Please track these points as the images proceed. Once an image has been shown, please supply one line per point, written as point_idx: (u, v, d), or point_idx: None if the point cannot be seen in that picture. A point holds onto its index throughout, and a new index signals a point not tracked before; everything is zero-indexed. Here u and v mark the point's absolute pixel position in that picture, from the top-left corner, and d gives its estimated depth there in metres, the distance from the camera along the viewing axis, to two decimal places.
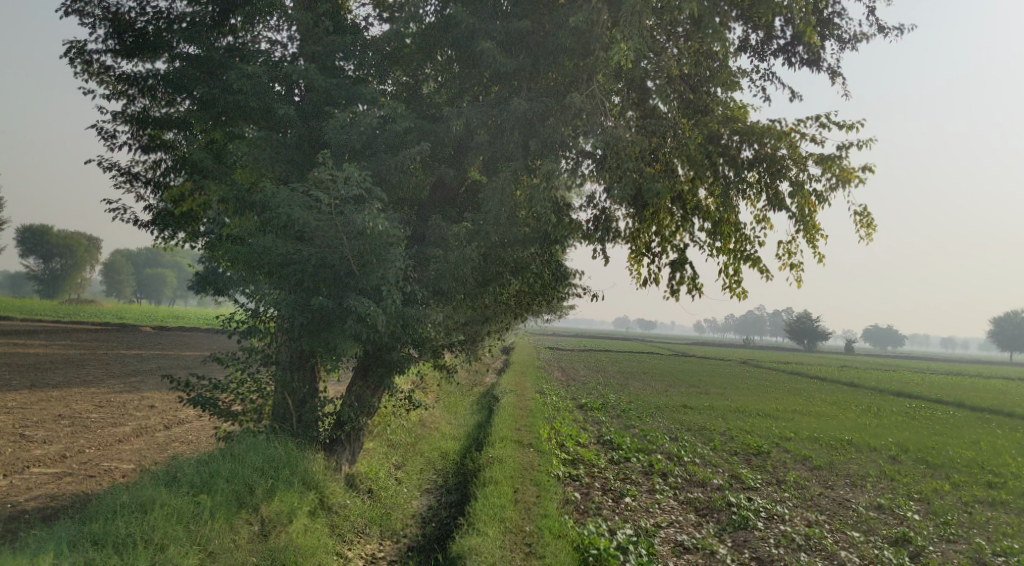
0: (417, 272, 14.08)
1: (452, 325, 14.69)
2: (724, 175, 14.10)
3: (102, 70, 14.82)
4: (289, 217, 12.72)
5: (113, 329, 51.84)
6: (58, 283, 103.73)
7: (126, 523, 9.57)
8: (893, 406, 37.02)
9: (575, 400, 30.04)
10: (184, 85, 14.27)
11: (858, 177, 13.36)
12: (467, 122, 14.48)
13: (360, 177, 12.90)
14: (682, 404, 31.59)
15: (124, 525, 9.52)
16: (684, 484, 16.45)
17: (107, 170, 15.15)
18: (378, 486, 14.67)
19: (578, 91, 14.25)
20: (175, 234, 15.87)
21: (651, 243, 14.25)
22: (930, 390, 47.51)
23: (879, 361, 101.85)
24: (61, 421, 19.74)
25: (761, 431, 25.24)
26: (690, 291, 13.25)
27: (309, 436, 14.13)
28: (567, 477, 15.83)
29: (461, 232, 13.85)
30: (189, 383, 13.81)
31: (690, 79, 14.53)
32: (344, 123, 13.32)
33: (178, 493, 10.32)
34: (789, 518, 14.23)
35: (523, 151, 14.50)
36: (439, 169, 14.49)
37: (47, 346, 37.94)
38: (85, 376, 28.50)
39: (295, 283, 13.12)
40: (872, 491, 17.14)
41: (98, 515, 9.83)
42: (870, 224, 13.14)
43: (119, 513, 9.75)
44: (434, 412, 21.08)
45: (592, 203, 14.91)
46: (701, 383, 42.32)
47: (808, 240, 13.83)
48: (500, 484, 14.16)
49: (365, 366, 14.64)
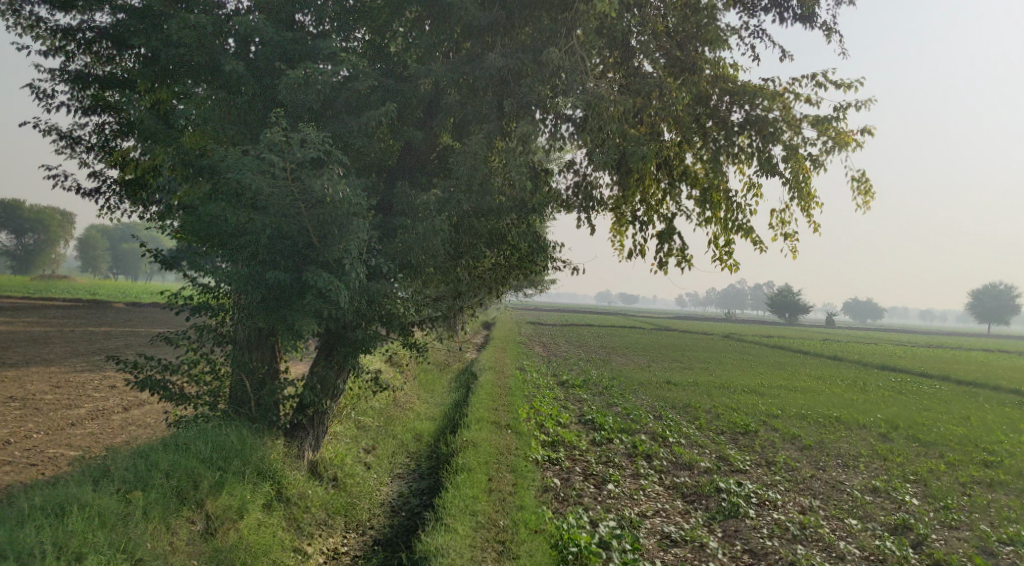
0: (383, 243, 12.97)
1: (423, 300, 13.66)
2: (714, 139, 13.14)
3: (35, 23, 12.92)
4: (240, 182, 11.54)
5: (84, 306, 50.22)
6: (36, 258, 101.62)
7: (38, 529, 8.52)
8: (879, 380, 36.53)
9: (556, 377, 29.16)
10: (127, 38, 12.80)
11: (856, 140, 12.49)
12: (436, 80, 13.29)
13: (318, 139, 11.74)
14: (666, 380, 30.82)
15: (36, 531, 8.48)
16: (670, 467, 15.65)
17: (45, 134, 13.54)
18: (344, 473, 13.66)
19: (557, 46, 13.08)
20: (122, 204, 14.34)
21: (636, 212, 13.31)
22: (914, 365, 47.21)
23: (860, 334, 102.13)
24: (11, 404, 18.44)
25: (747, 408, 24.50)
26: (679, 264, 12.42)
27: (269, 421, 13.01)
28: (546, 461, 14.96)
29: (430, 199, 12.79)
30: (137, 364, 12.66)
31: (679, 35, 13.41)
32: (300, 81, 12.10)
33: (107, 492, 9.32)
34: (781, 505, 13.47)
35: (498, 113, 13.35)
36: (407, 131, 13.32)
37: (11, 323, 36.52)
38: (46, 355, 27.14)
39: (249, 255, 11.98)
40: (866, 473, 16.43)
41: (9, 518, 8.77)
42: (869, 191, 12.37)
43: (33, 517, 8.70)
44: (407, 392, 20.10)
45: (573, 169, 13.90)
46: (684, 357, 41.66)
47: (803, 208, 13.01)
48: (474, 472, 13.27)
49: (330, 345, 13.58)
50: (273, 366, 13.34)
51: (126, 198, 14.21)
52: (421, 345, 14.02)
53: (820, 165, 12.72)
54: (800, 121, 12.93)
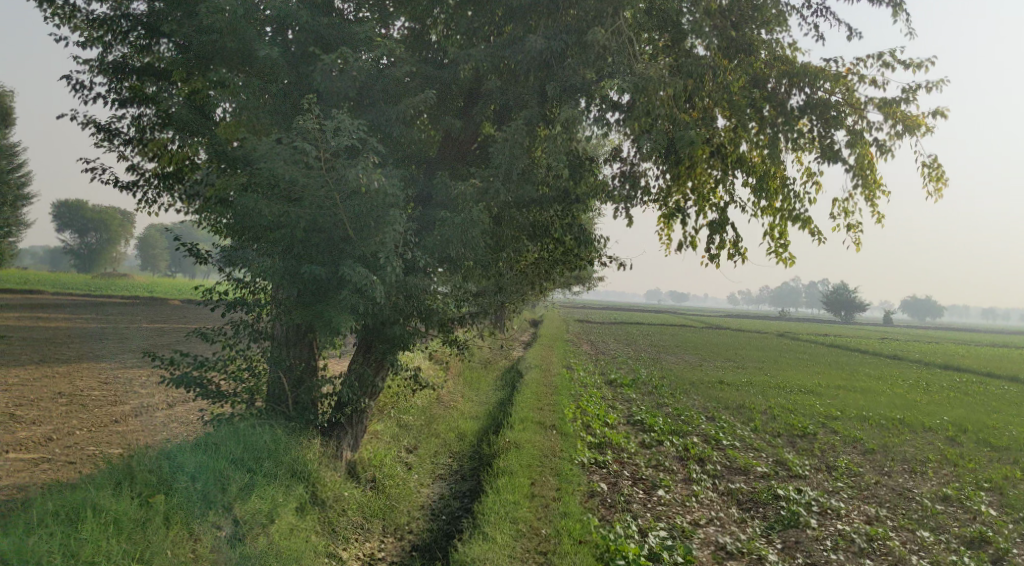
0: (421, 237, 12.43)
1: (463, 296, 13.09)
2: (773, 125, 12.27)
3: (73, 13, 12.56)
4: (273, 173, 11.10)
5: (141, 303, 51.15)
6: (97, 257, 104.61)
7: (51, 535, 8.24)
8: (944, 380, 34.73)
9: (603, 375, 28.38)
10: (161, 27, 12.25)
11: (928, 124, 11.50)
12: (477, 65, 12.67)
13: (353, 127, 11.23)
14: (718, 379, 29.82)
15: (50, 538, 8.20)
16: (723, 471, 14.82)
17: (83, 126, 13.14)
18: (384, 474, 13.19)
19: (602, 26, 12.24)
20: (162, 196, 13.86)
21: (687, 202, 12.58)
22: (980, 364, 44.97)
23: (921, 333, 98.48)
24: (59, 400, 18.46)
25: (804, 409, 23.38)
26: (731, 257, 11.72)
27: (306, 420, 12.62)
28: (592, 464, 14.29)
29: (469, 190, 12.20)
30: (172, 361, 12.35)
31: (733, 13, 12.53)
32: (335, 68, 11.59)
33: (129, 496, 9.03)
34: (845, 514, 12.57)
35: (541, 98, 12.68)
36: (446, 119, 12.75)
37: (70, 319, 37.26)
38: (98, 351, 27.43)
39: (283, 248, 11.56)
40: (936, 480, 15.34)
41: (25, 522, 8.53)
42: (941, 178, 11.48)
43: (48, 523, 8.43)
44: (451, 390, 19.60)
45: (619, 157, 13.17)
46: (736, 356, 40.40)
47: (868, 196, 12.09)
48: (516, 476, 12.69)
49: (368, 342, 13.11)
50: (311, 364, 12.96)
51: (163, 192, 13.70)
52: (462, 342, 13.47)
53: (887, 151, 11.77)
54: (865, 103, 11.99)
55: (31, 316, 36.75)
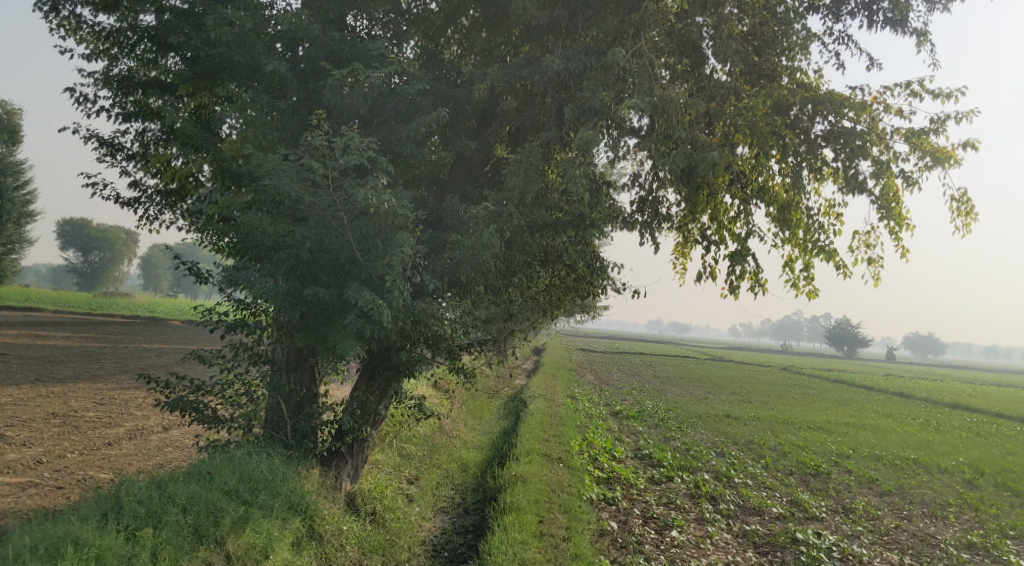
0: (430, 260, 11.98)
1: (472, 323, 12.63)
2: (797, 153, 11.90)
3: (79, 25, 12.30)
4: (278, 191, 10.68)
5: (141, 322, 50.71)
6: (98, 276, 104.31)
7: None
8: (955, 419, 34.04)
9: (609, 407, 27.74)
10: (170, 41, 11.93)
11: (958, 156, 11.11)
12: (492, 85, 12.35)
13: (362, 145, 10.84)
14: (725, 413, 29.21)
15: None
16: (737, 512, 14.23)
17: (85, 140, 12.79)
18: (384, 507, 12.61)
19: (622, 48, 11.90)
20: (164, 213, 13.46)
21: (705, 231, 12.38)
22: (989, 403, 44.19)
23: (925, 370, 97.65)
24: (51, 421, 17.93)
25: (816, 447, 22.76)
26: (752, 289, 11.37)
27: (305, 449, 12.08)
28: (601, 501, 13.73)
29: (480, 213, 11.79)
30: (168, 384, 11.88)
31: (756, 37, 12.36)
32: (345, 85, 11.22)
33: (115, 529, 8.55)
34: (868, 561, 12.00)
35: (557, 120, 12.33)
36: (459, 140, 12.39)
37: (68, 338, 36.75)
38: (95, 371, 26.91)
39: (287, 269, 11.12)
40: (957, 525, 14.74)
41: (3, 556, 8.02)
42: (971, 213, 11.05)
43: (26, 558, 7.91)
44: (455, 419, 19.05)
45: (636, 184, 12.85)
46: (742, 390, 39.75)
47: (893, 229, 11.70)
48: (523, 513, 12.15)
49: (371, 368, 12.65)
50: (312, 390, 12.51)
51: (166, 209, 13.32)
52: (469, 371, 12.98)
53: (914, 183, 11.37)
54: (891, 133, 11.63)
55: (29, 334, 36.27)
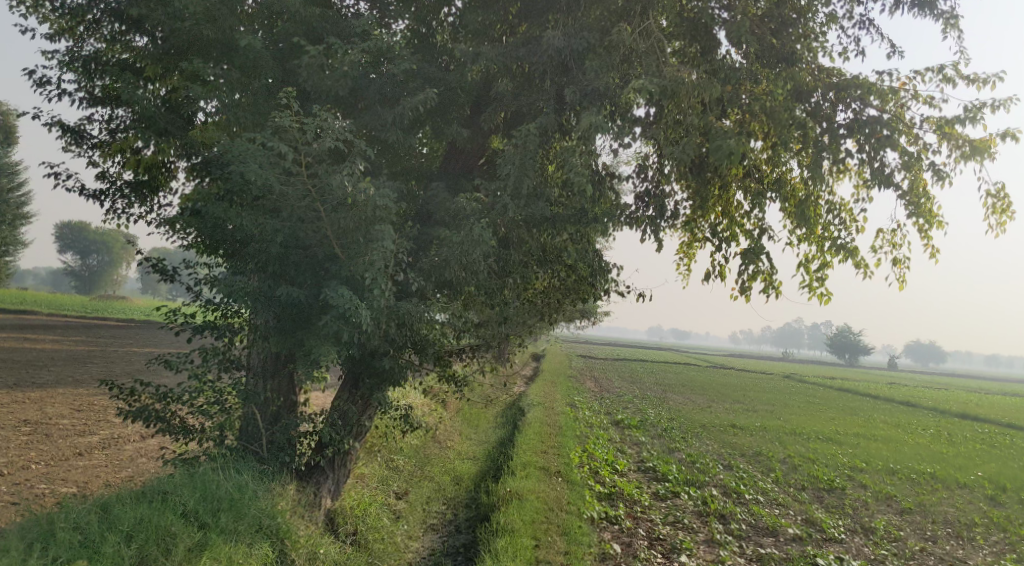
0: (417, 258, 10.98)
1: (464, 327, 11.62)
2: (819, 143, 10.90)
3: (39, 2, 11.35)
4: (246, 178, 9.67)
5: (132, 326, 49.69)
6: (93, 279, 103.17)
7: None
8: (966, 431, 32.89)
9: (610, 415, 26.72)
10: (137, 16, 10.95)
11: (996, 146, 10.14)
12: (486, 66, 11.41)
13: (341, 128, 9.84)
14: (730, 422, 28.12)
15: None
16: (749, 532, 13.16)
17: (46, 125, 11.77)
18: (367, 527, 11.56)
19: (628, 26, 10.94)
20: (132, 206, 12.40)
21: (715, 228, 11.40)
22: (999, 413, 42.93)
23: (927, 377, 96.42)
24: (22, 429, 16.89)
25: (827, 459, 21.68)
26: (765, 291, 10.42)
27: (281, 462, 10.97)
28: (604, 520, 12.69)
29: (471, 206, 10.79)
30: (131, 391, 10.69)
31: (772, 19, 11.45)
32: (323, 63, 10.23)
33: None
34: None
35: (555, 104, 11.32)
36: (449, 127, 11.42)
37: (55, 341, 35.78)
38: (77, 374, 25.89)
39: (260, 266, 10.10)
40: (987, 549, 13.67)
41: None
42: (1007, 210, 10.11)
43: None
44: (447, 429, 18.01)
45: (643, 177, 11.87)
46: (746, 398, 38.61)
47: (921, 227, 10.72)
48: (518, 536, 11.14)
49: (354, 376, 11.65)
50: (291, 399, 11.52)
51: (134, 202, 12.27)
52: (460, 378, 11.97)
53: (946, 176, 10.41)
54: (921, 123, 10.68)
55: (16, 336, 35.29)
